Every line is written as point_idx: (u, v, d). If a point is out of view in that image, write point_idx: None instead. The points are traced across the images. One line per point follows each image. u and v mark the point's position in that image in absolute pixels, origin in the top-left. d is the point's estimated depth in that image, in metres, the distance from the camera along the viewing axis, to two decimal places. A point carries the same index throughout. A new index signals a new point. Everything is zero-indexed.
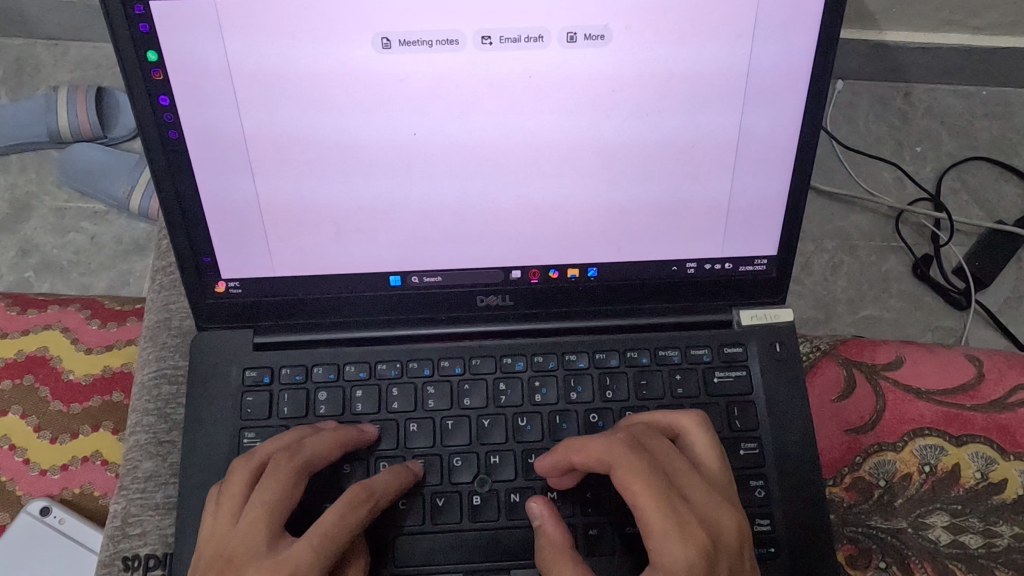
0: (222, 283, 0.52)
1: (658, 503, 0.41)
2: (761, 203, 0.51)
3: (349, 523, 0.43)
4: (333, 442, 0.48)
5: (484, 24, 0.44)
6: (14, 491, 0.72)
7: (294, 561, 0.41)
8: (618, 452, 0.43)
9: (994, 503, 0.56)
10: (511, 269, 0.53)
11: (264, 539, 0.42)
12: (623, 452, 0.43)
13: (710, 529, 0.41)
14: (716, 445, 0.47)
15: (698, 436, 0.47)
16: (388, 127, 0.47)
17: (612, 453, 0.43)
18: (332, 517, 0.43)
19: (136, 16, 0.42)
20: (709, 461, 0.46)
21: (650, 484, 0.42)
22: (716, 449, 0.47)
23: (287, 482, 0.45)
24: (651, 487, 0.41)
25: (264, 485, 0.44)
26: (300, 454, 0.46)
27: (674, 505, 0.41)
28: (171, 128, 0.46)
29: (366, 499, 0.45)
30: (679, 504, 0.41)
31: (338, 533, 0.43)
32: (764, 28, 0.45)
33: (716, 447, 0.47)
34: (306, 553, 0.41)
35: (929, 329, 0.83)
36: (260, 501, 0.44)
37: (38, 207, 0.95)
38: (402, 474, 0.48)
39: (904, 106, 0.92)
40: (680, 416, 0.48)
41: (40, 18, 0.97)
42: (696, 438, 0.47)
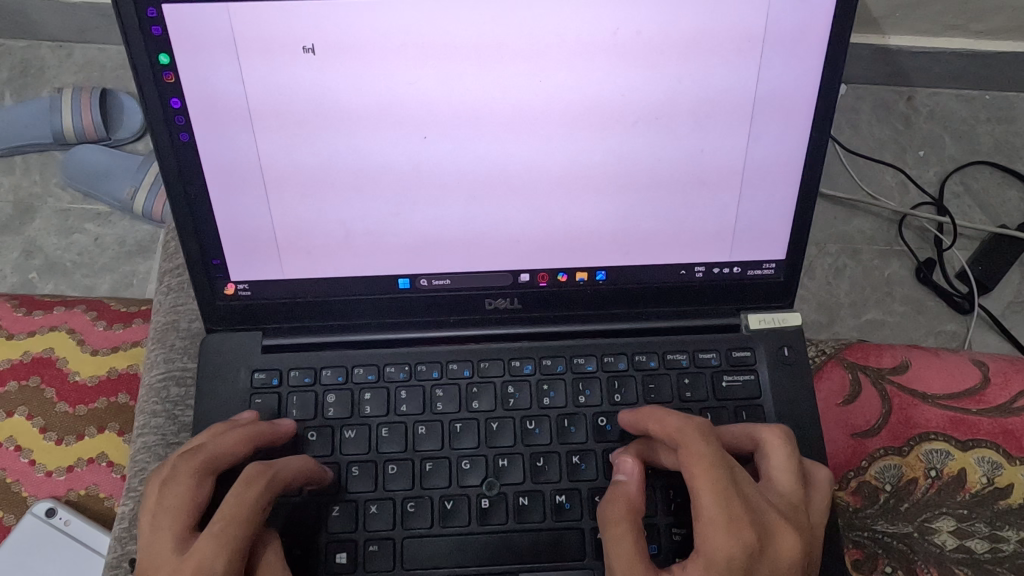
0: (232, 286, 0.52)
1: (714, 491, 0.41)
2: (770, 207, 0.51)
3: (246, 503, 0.42)
4: (239, 437, 0.46)
5: (495, 28, 0.44)
6: (19, 492, 0.72)
7: (197, 557, 0.40)
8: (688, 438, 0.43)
9: (999, 507, 0.56)
10: (519, 272, 0.53)
11: (173, 546, 0.41)
12: (694, 438, 0.43)
13: (761, 530, 0.41)
14: (796, 463, 0.45)
15: (779, 451, 0.46)
16: (400, 131, 0.47)
17: (683, 434, 0.44)
18: (230, 499, 0.42)
19: (149, 20, 0.42)
20: (783, 478, 0.45)
21: (712, 470, 0.42)
22: (795, 468, 0.45)
23: (188, 484, 0.44)
24: (713, 474, 0.41)
25: (169, 490, 0.43)
26: (200, 453, 0.45)
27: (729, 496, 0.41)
28: (182, 130, 0.46)
29: (267, 472, 0.44)
30: (737, 501, 0.41)
31: (235, 516, 0.41)
32: (775, 33, 0.45)
33: (796, 465, 0.45)
34: (209, 541, 0.40)
35: (932, 333, 0.83)
36: (167, 508, 0.43)
37: (43, 208, 0.95)
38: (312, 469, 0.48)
39: (907, 110, 0.92)
40: (766, 430, 0.47)
41: (45, 20, 0.97)
42: (775, 451, 0.46)
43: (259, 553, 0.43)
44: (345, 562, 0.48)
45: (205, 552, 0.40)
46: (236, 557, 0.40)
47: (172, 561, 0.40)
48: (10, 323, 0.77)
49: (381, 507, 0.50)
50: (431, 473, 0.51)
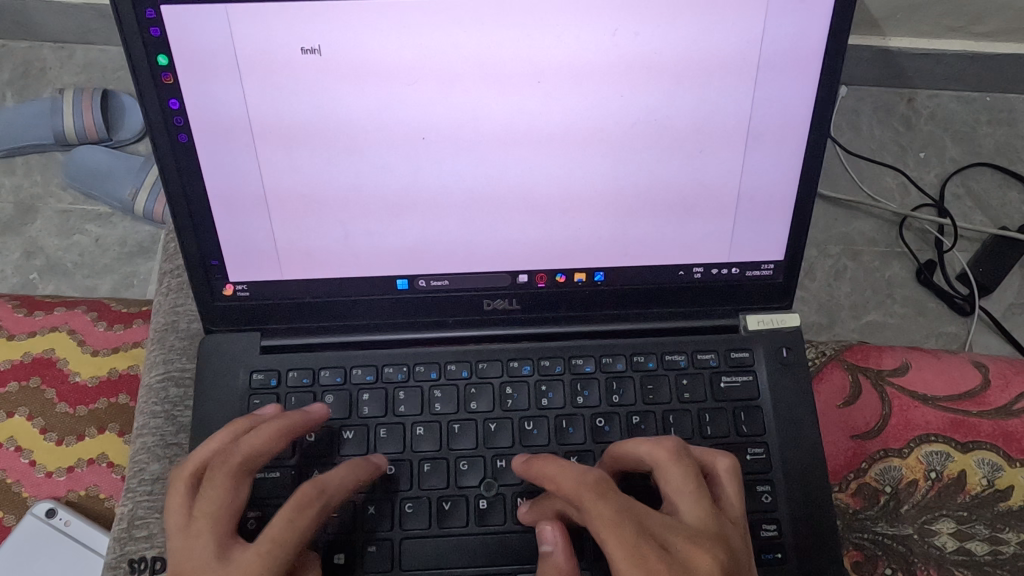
0: (231, 286, 0.52)
1: (624, 549, 0.38)
2: (769, 209, 0.51)
3: (298, 525, 0.42)
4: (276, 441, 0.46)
5: (493, 30, 0.44)
6: (19, 492, 0.72)
7: (243, 569, 0.40)
8: (584, 497, 0.40)
9: (1000, 509, 0.56)
10: (518, 273, 0.53)
11: (211, 552, 0.41)
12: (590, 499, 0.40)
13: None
14: (691, 478, 0.43)
15: (672, 473, 0.43)
16: (397, 130, 0.47)
17: (578, 494, 0.41)
18: (277, 526, 0.42)
19: (147, 21, 0.42)
20: (687, 498, 0.42)
21: (616, 532, 0.39)
22: (693, 483, 0.42)
23: (226, 490, 0.44)
24: (619, 533, 0.39)
25: (206, 496, 0.43)
26: (236, 456, 0.45)
27: (643, 553, 0.38)
28: (181, 131, 0.46)
29: (311, 492, 0.43)
30: (652, 554, 0.39)
31: (285, 535, 0.41)
32: (774, 34, 0.45)
33: (694, 480, 0.43)
34: (255, 560, 0.40)
35: (933, 335, 0.83)
36: (202, 514, 0.43)
37: (43, 209, 0.95)
38: (359, 468, 0.47)
39: (907, 112, 0.92)
40: (653, 449, 0.44)
41: (46, 22, 0.98)
42: (669, 473, 0.43)
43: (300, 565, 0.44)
44: (343, 563, 0.48)
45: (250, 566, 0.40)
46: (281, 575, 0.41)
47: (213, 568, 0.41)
48: (12, 323, 0.77)
49: (380, 507, 0.50)
50: (429, 474, 0.51)
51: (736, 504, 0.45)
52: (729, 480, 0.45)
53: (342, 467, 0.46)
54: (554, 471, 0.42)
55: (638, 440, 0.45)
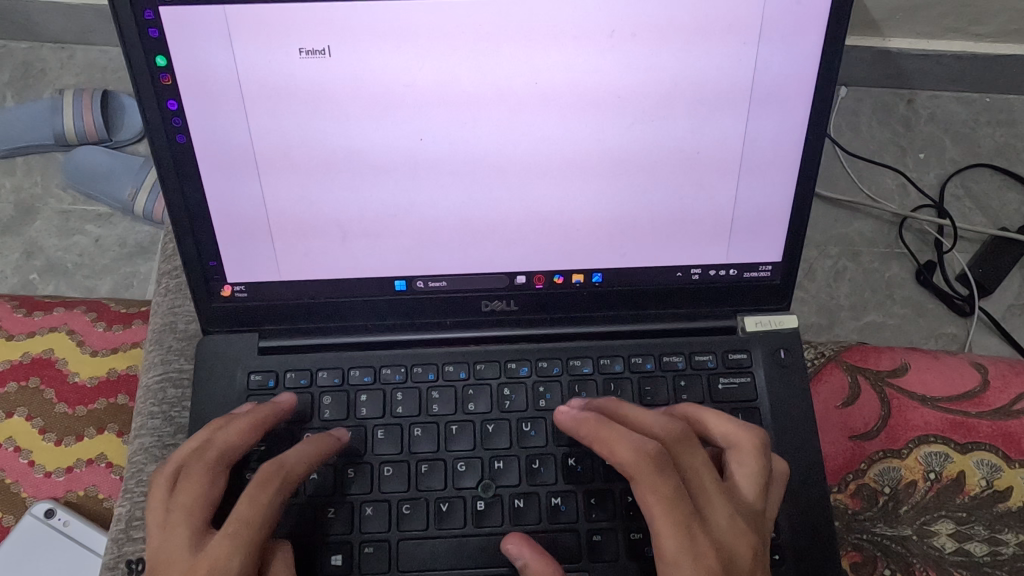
0: (228, 287, 0.52)
1: (676, 521, 0.42)
2: (767, 210, 0.51)
3: (260, 504, 0.43)
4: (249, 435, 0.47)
5: (491, 30, 0.44)
6: (18, 492, 0.72)
7: (212, 556, 0.40)
8: (643, 468, 0.43)
9: (999, 510, 0.56)
10: (516, 274, 0.53)
11: (186, 544, 0.42)
12: (649, 469, 0.43)
13: (724, 556, 0.42)
14: (761, 474, 0.46)
15: (745, 460, 0.46)
16: (394, 131, 0.47)
17: (637, 466, 0.43)
18: (244, 505, 0.42)
19: (145, 21, 0.42)
20: (748, 487, 0.45)
21: (672, 504, 0.42)
22: (760, 479, 0.45)
23: (201, 483, 0.44)
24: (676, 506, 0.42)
25: (182, 490, 0.44)
26: (211, 450, 0.46)
27: (689, 531, 0.42)
28: (178, 132, 0.46)
29: (274, 471, 0.44)
30: (698, 531, 0.42)
31: (254, 517, 0.42)
32: (772, 34, 0.45)
33: (762, 475, 0.46)
34: (223, 543, 0.41)
35: (932, 335, 0.83)
36: (179, 506, 0.43)
37: (43, 209, 0.95)
38: (320, 442, 0.48)
39: (907, 113, 0.92)
40: (739, 433, 0.47)
41: (46, 22, 0.98)
42: (744, 460, 0.46)
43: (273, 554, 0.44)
44: (341, 564, 0.48)
45: (221, 552, 0.40)
46: (249, 556, 0.41)
47: (187, 560, 0.41)
48: (11, 324, 0.77)
49: (378, 508, 0.50)
50: (427, 475, 0.51)
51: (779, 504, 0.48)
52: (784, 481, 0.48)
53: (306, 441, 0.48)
54: (609, 436, 0.45)
55: (722, 418, 0.48)
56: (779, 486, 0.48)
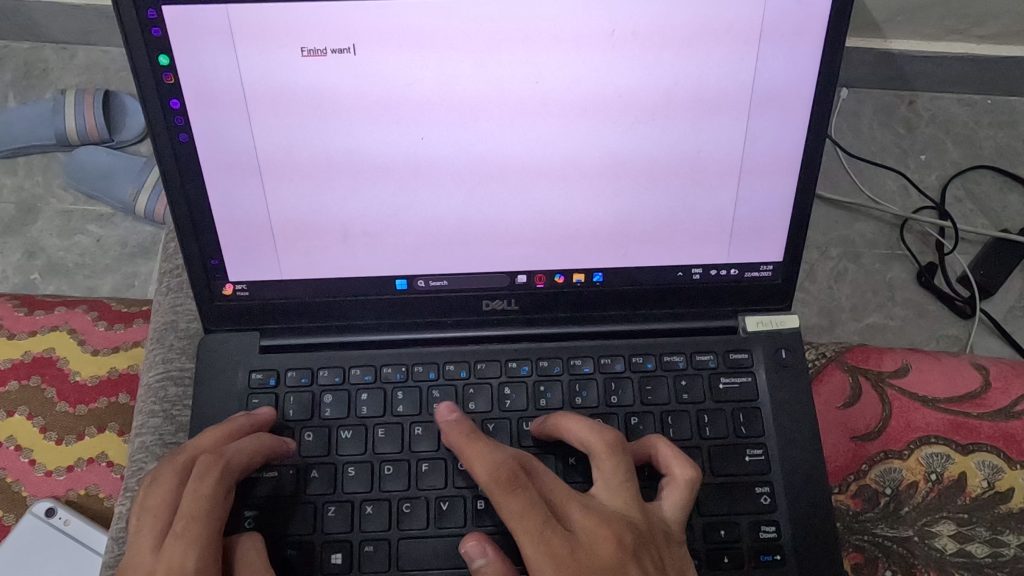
0: (230, 286, 0.52)
1: (534, 539, 0.41)
2: (768, 211, 0.51)
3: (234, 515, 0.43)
4: (248, 441, 0.47)
5: (491, 28, 0.44)
6: (19, 491, 0.72)
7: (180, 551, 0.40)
8: (494, 486, 0.42)
9: (1000, 512, 0.56)
10: (517, 273, 0.53)
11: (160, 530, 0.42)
12: (501, 485, 0.42)
13: (587, 565, 0.41)
14: (622, 473, 0.44)
15: (604, 464, 0.45)
16: (396, 130, 0.47)
17: (489, 485, 0.42)
18: (187, 497, 0.42)
19: (148, 21, 0.42)
20: (611, 493, 0.44)
21: (526, 520, 0.41)
22: (620, 479, 0.44)
23: (169, 483, 0.44)
24: (531, 525, 0.41)
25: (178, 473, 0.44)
26: (182, 452, 0.46)
27: (548, 539, 0.41)
28: (181, 130, 0.46)
29: (219, 461, 0.45)
30: (557, 540, 0.41)
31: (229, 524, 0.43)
32: (773, 31, 0.45)
33: (623, 472, 0.45)
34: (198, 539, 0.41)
35: (934, 337, 0.83)
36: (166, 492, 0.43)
37: (45, 209, 0.95)
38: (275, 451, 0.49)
39: (909, 114, 0.92)
40: (591, 438, 0.46)
41: (49, 24, 0.98)
42: (602, 464, 0.45)
43: (237, 547, 0.44)
44: (341, 562, 0.48)
45: (176, 551, 0.40)
46: (208, 551, 0.41)
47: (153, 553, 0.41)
48: (11, 323, 0.77)
49: (378, 507, 0.50)
50: (428, 474, 0.51)
51: (677, 513, 0.45)
52: (683, 489, 0.46)
53: (263, 433, 0.49)
54: (472, 451, 0.43)
55: (577, 421, 0.47)
56: (676, 492, 0.46)
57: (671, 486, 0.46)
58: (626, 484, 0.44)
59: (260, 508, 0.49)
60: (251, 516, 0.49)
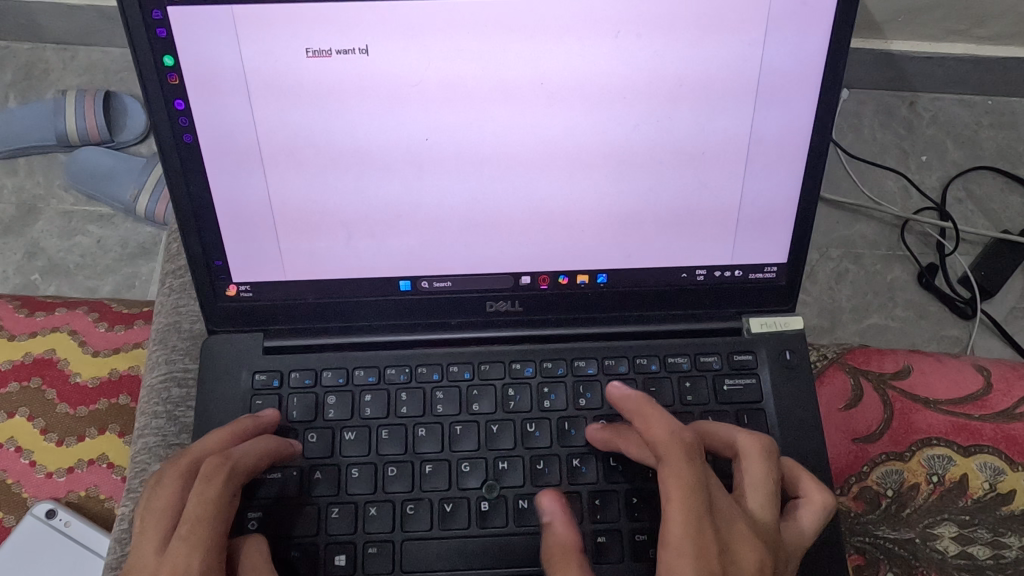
0: (233, 287, 0.52)
1: (688, 514, 0.40)
2: (772, 212, 0.51)
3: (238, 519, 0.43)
4: (255, 445, 0.47)
5: (496, 29, 0.44)
6: (19, 493, 0.72)
7: (182, 557, 0.40)
8: (671, 449, 0.42)
9: (1002, 514, 0.56)
10: (521, 275, 0.53)
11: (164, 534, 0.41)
12: (678, 452, 0.42)
13: (729, 559, 0.40)
14: (771, 481, 0.45)
15: (754, 465, 0.45)
16: (400, 131, 0.47)
17: (666, 446, 0.43)
18: (191, 500, 0.42)
19: (153, 22, 0.42)
20: (757, 497, 0.44)
21: (688, 495, 0.41)
22: (767, 484, 0.45)
23: (174, 485, 0.43)
24: (688, 499, 0.40)
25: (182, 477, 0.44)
26: (188, 455, 0.45)
27: (702, 521, 0.40)
28: (184, 131, 0.46)
29: (224, 465, 0.44)
30: (708, 527, 0.40)
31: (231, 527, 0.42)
32: (777, 32, 0.45)
33: (772, 483, 0.45)
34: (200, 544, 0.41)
35: (935, 338, 0.83)
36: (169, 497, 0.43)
37: (45, 209, 0.95)
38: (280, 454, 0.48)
39: (909, 115, 0.92)
40: (750, 442, 0.46)
41: (50, 24, 0.98)
42: (751, 466, 0.45)
43: (242, 550, 0.44)
44: (344, 564, 0.48)
45: (179, 554, 0.40)
46: (211, 555, 0.41)
47: (155, 558, 0.40)
48: (12, 323, 0.77)
49: (381, 509, 0.50)
50: (432, 476, 0.51)
51: (804, 537, 0.46)
52: (818, 514, 0.46)
53: (268, 436, 0.49)
54: (650, 418, 0.45)
55: (736, 429, 0.48)
56: (810, 514, 0.46)
57: (806, 506, 0.46)
58: (772, 489, 0.45)
59: (264, 510, 0.49)
60: (254, 518, 0.49)
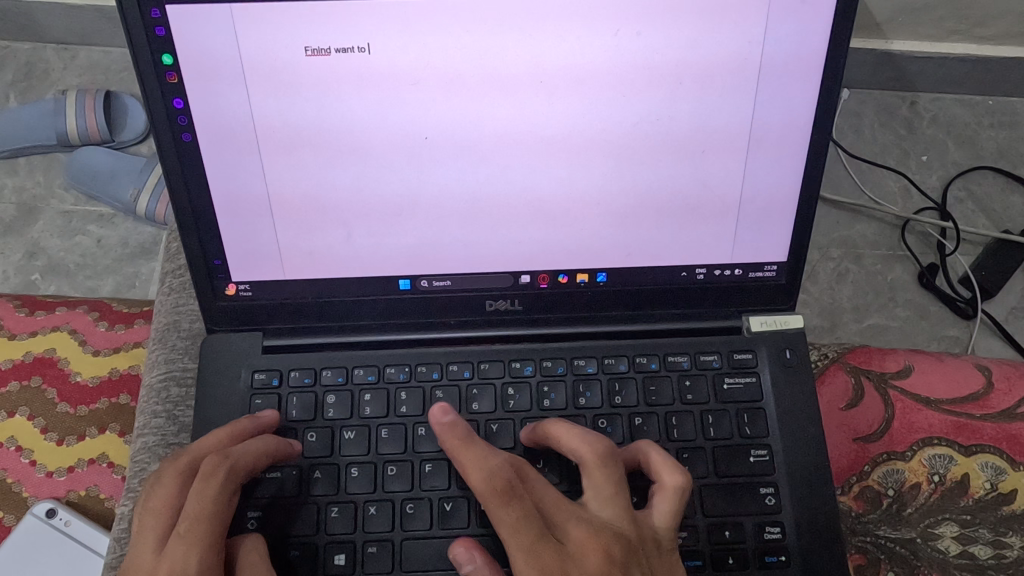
0: (233, 286, 0.52)
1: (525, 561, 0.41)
2: (773, 210, 0.51)
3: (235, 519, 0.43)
4: (255, 446, 0.47)
5: (495, 27, 0.44)
6: (19, 492, 0.72)
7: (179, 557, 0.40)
8: (491, 497, 0.42)
9: (1003, 514, 0.56)
10: (521, 273, 0.53)
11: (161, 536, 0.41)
12: (494, 494, 0.42)
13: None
14: (611, 485, 0.44)
15: (592, 474, 0.44)
16: (400, 130, 0.47)
17: (486, 494, 0.43)
18: (192, 500, 0.42)
19: (152, 20, 0.42)
20: (600, 505, 0.43)
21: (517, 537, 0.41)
22: (609, 488, 0.44)
23: (172, 483, 0.44)
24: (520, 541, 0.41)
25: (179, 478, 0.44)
26: (186, 453, 0.46)
27: (537, 558, 0.41)
28: (184, 130, 0.46)
29: (224, 465, 0.44)
30: (547, 560, 0.41)
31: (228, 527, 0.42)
32: (777, 30, 0.45)
33: (613, 485, 0.44)
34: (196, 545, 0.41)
35: (935, 338, 0.83)
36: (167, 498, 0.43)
37: (45, 209, 0.95)
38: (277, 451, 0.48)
39: (910, 115, 0.92)
40: (578, 447, 0.45)
41: (50, 24, 0.98)
42: (592, 475, 0.44)
43: (240, 547, 0.44)
44: (344, 564, 0.48)
45: (178, 554, 0.40)
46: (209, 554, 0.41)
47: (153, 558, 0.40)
48: (13, 323, 0.77)
49: (381, 508, 0.50)
50: (432, 475, 0.51)
51: (665, 517, 0.45)
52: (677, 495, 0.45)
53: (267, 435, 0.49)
54: (469, 459, 0.44)
55: (568, 430, 0.46)
56: (668, 499, 0.45)
57: (661, 493, 0.45)
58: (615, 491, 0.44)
59: (264, 509, 0.49)
60: (254, 517, 0.49)
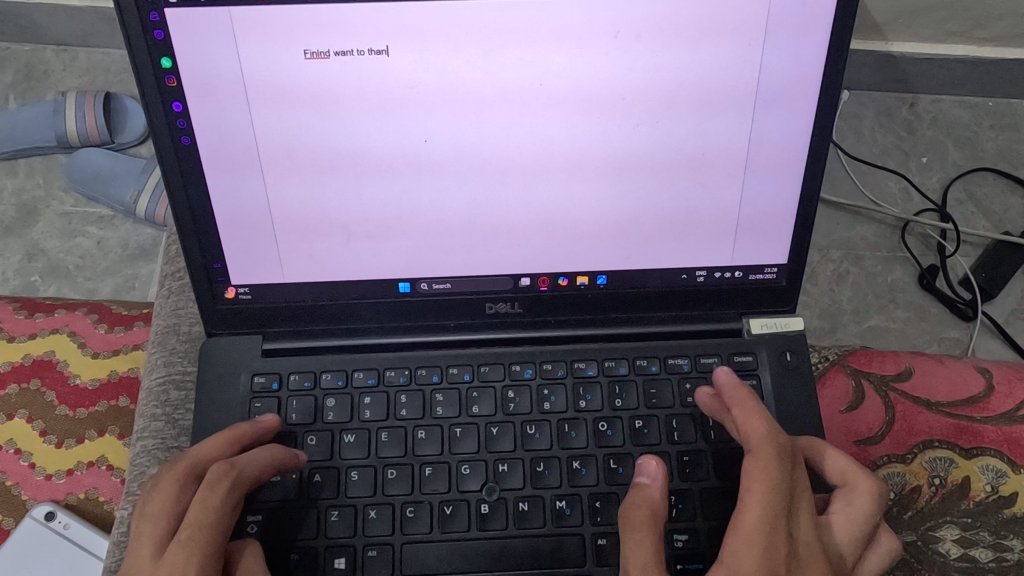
0: (232, 289, 0.51)
1: (767, 508, 0.41)
2: (771, 213, 0.51)
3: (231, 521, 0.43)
4: (261, 454, 0.46)
5: (495, 30, 0.44)
6: (18, 495, 0.72)
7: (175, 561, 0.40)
8: (763, 449, 0.43)
9: (1004, 516, 0.56)
10: (520, 277, 0.53)
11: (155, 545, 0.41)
12: (772, 451, 0.43)
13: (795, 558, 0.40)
14: (866, 519, 0.45)
15: (858, 502, 0.45)
16: (399, 133, 0.47)
17: (760, 444, 0.43)
18: (195, 507, 0.42)
19: (151, 23, 0.42)
20: (846, 525, 0.44)
21: (771, 491, 0.41)
22: (860, 522, 0.45)
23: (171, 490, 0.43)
24: (771, 495, 0.41)
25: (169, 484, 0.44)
26: (190, 460, 0.45)
27: (778, 516, 0.41)
28: (183, 133, 0.46)
29: (229, 473, 0.44)
30: (783, 526, 0.40)
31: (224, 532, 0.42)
32: (776, 35, 0.45)
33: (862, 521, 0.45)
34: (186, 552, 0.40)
35: (936, 339, 0.83)
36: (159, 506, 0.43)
37: (45, 211, 0.95)
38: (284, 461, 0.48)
39: (910, 117, 0.92)
40: (857, 477, 0.46)
41: (50, 26, 0.98)
42: (852, 501, 0.45)
43: (238, 555, 0.44)
44: (343, 567, 0.48)
45: (177, 560, 0.40)
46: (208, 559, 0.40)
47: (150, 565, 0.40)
48: (13, 325, 0.77)
49: (380, 512, 0.50)
50: (431, 478, 0.50)
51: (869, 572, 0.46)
52: (886, 559, 0.47)
53: (276, 446, 0.48)
54: (750, 414, 0.45)
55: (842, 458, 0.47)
56: (880, 556, 0.47)
57: (877, 548, 0.47)
58: (866, 528, 0.45)
59: (264, 514, 0.49)
60: (254, 521, 0.49)
